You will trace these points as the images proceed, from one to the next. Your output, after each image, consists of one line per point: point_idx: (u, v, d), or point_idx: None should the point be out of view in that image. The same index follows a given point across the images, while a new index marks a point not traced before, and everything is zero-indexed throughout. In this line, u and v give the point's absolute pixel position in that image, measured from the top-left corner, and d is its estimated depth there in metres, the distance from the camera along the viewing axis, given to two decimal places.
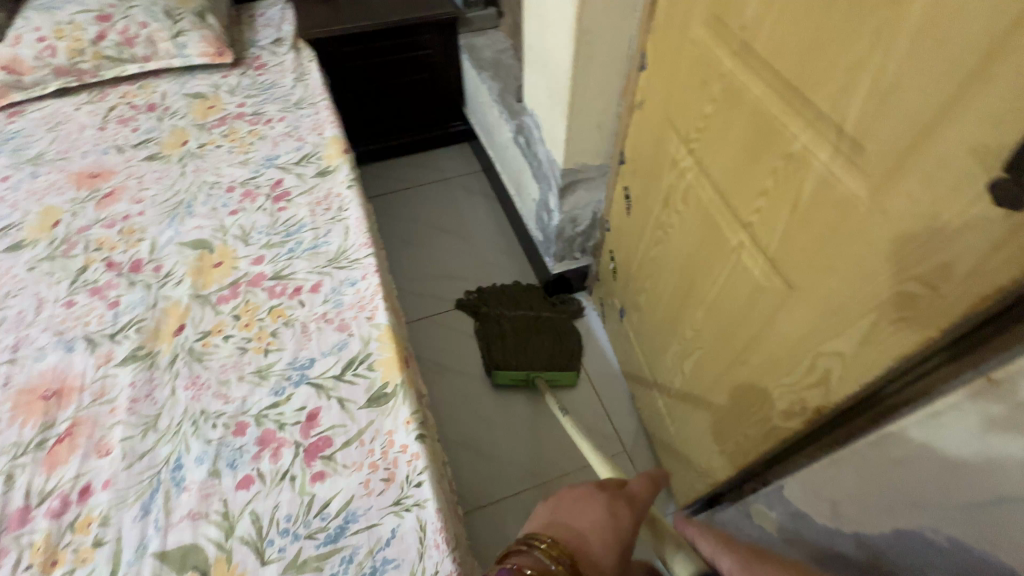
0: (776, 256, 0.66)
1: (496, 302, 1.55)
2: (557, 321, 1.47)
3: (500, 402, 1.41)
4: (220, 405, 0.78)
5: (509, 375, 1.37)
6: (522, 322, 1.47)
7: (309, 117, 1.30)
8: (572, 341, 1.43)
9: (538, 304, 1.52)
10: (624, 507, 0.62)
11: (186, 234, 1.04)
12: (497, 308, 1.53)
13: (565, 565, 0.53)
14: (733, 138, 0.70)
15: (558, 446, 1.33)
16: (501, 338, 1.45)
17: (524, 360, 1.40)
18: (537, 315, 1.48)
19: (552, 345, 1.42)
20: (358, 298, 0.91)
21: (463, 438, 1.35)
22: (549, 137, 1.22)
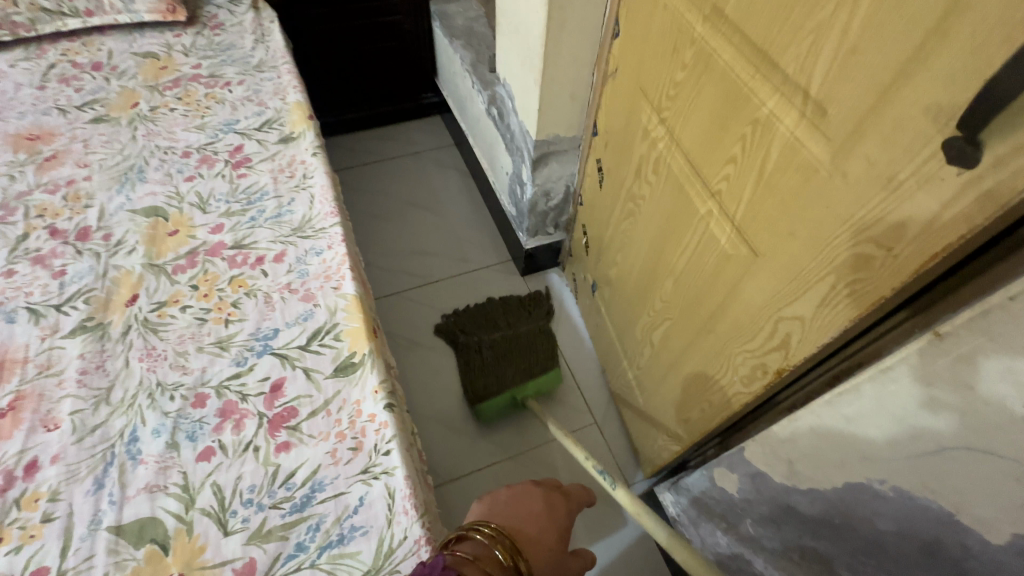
0: (742, 224, 0.67)
1: (472, 326, 1.43)
2: (537, 332, 1.40)
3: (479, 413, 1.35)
4: (178, 376, 0.75)
5: (496, 405, 1.28)
6: (501, 340, 1.38)
7: (270, 81, 1.23)
8: (553, 346, 1.38)
9: (514, 319, 1.44)
10: (558, 497, 0.73)
11: (139, 201, 0.98)
12: (474, 333, 1.41)
13: (504, 544, 0.59)
14: (702, 105, 0.70)
15: (530, 420, 1.35)
16: (482, 364, 1.33)
17: (506, 381, 1.30)
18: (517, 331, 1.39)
19: (534, 355, 1.34)
20: (324, 267, 0.88)
21: (439, 416, 1.35)
22: (522, 108, 1.19)
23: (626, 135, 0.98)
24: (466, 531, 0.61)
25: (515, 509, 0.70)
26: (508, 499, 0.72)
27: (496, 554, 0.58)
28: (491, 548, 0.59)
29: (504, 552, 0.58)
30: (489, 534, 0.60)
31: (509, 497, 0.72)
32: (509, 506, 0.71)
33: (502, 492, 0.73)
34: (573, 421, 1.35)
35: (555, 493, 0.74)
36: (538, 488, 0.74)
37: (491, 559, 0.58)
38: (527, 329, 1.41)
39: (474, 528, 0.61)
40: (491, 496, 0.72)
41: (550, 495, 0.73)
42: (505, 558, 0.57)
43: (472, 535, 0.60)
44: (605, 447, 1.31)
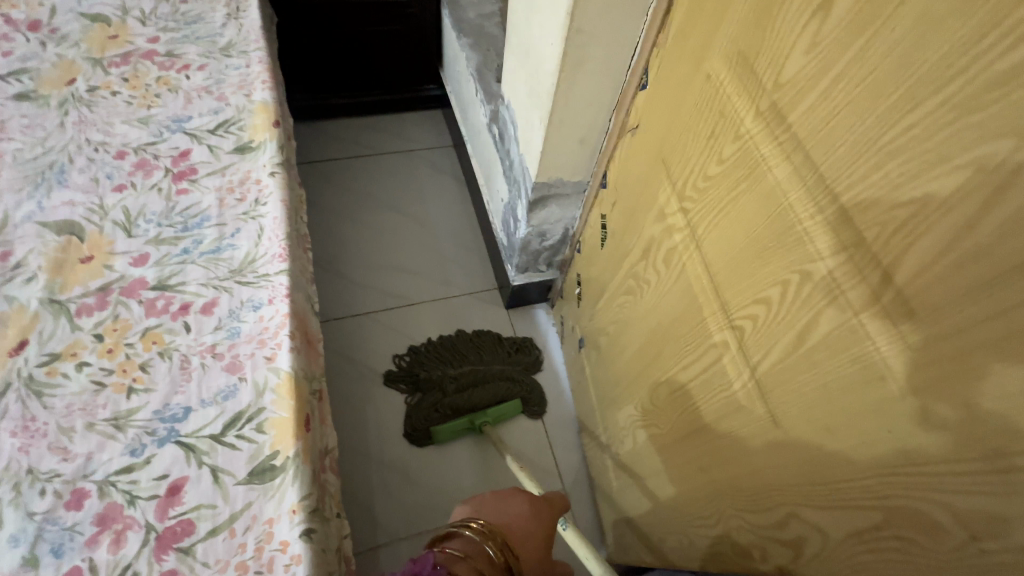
0: (764, 380, 0.54)
1: (436, 361, 1.34)
2: (500, 357, 1.36)
3: (438, 463, 1.24)
4: (55, 463, 0.62)
5: (450, 428, 1.23)
6: (467, 378, 1.30)
7: (237, 70, 1.05)
8: (520, 386, 1.31)
9: (483, 357, 1.35)
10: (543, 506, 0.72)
11: (52, 212, 0.82)
12: (437, 368, 1.33)
13: (497, 540, 0.61)
14: (737, 219, 0.56)
15: (492, 474, 1.24)
16: (443, 391, 1.29)
17: (467, 417, 1.24)
18: (485, 370, 1.33)
19: (499, 389, 1.29)
20: (259, 329, 0.74)
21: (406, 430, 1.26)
22: (524, 140, 1.03)
23: (639, 203, 0.83)
24: (457, 529, 0.63)
25: (502, 509, 0.70)
26: (497, 500, 0.71)
27: (487, 550, 0.60)
28: (482, 544, 0.61)
29: (496, 549, 0.60)
30: (480, 530, 0.62)
31: (498, 499, 0.71)
32: (498, 504, 0.70)
33: (489, 495, 0.72)
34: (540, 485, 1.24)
35: (541, 498, 0.73)
36: (525, 492, 0.73)
37: (483, 556, 0.60)
38: (491, 355, 1.36)
39: (464, 525, 0.63)
40: (479, 499, 0.72)
41: (535, 502, 0.71)
42: (495, 555, 0.60)
43: (462, 532, 0.62)
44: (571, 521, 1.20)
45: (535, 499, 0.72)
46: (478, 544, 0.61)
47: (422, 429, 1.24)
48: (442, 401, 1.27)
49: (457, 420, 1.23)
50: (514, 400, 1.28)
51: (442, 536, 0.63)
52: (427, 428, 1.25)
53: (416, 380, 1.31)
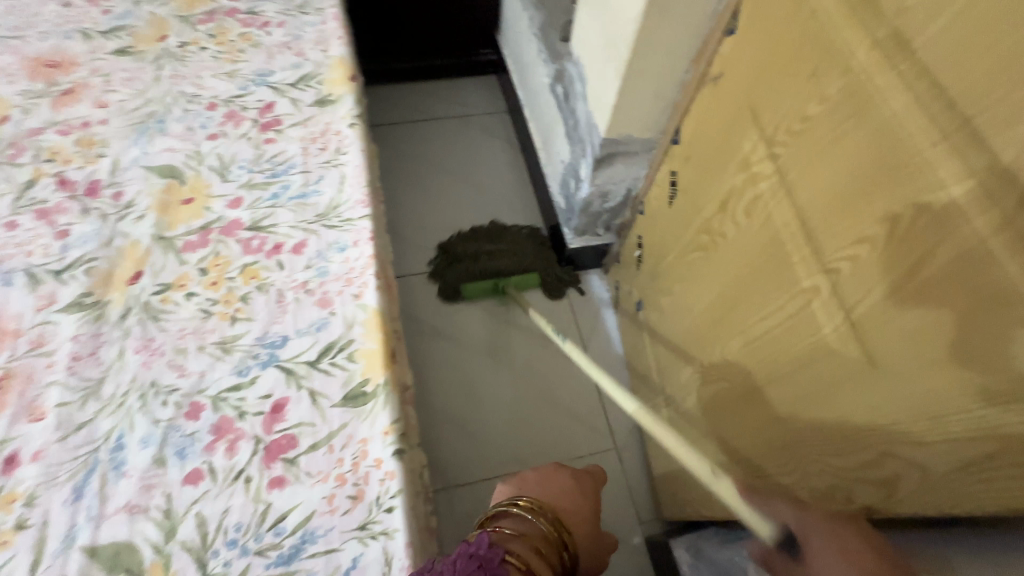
0: (861, 322, 0.53)
1: (472, 236, 1.50)
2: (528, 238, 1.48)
3: (492, 414, 1.29)
4: (174, 378, 0.68)
5: (478, 288, 1.39)
6: (497, 251, 1.45)
7: (314, 26, 1.08)
8: (545, 260, 1.43)
9: (514, 236, 1.49)
10: (587, 478, 0.71)
11: (155, 157, 0.89)
12: (473, 242, 1.49)
13: (548, 517, 0.61)
14: (839, 158, 0.55)
15: (542, 428, 1.28)
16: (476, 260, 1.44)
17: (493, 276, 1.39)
18: (516, 246, 1.46)
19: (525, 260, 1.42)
20: (346, 269, 0.78)
21: (453, 385, 1.31)
22: (593, 95, 1.02)
23: (718, 156, 0.82)
24: (505, 508, 0.63)
25: (546, 486, 0.69)
26: (542, 477, 0.70)
27: (540, 527, 0.60)
28: (535, 521, 0.61)
29: (548, 525, 0.60)
30: (529, 507, 0.62)
31: (542, 474, 0.70)
32: (543, 481, 0.69)
33: (530, 473, 0.71)
34: (590, 443, 1.26)
35: (585, 471, 0.72)
36: (567, 466, 0.72)
37: (536, 533, 0.60)
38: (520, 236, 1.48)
39: (512, 504, 0.63)
40: (520, 477, 0.71)
41: (579, 474, 0.71)
42: (548, 531, 0.60)
43: (512, 510, 0.62)
44: (623, 478, 1.23)
45: (578, 472, 0.72)
46: (531, 523, 0.61)
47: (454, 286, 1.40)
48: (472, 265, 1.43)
49: (484, 280, 1.38)
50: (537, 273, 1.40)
51: (491, 517, 0.63)
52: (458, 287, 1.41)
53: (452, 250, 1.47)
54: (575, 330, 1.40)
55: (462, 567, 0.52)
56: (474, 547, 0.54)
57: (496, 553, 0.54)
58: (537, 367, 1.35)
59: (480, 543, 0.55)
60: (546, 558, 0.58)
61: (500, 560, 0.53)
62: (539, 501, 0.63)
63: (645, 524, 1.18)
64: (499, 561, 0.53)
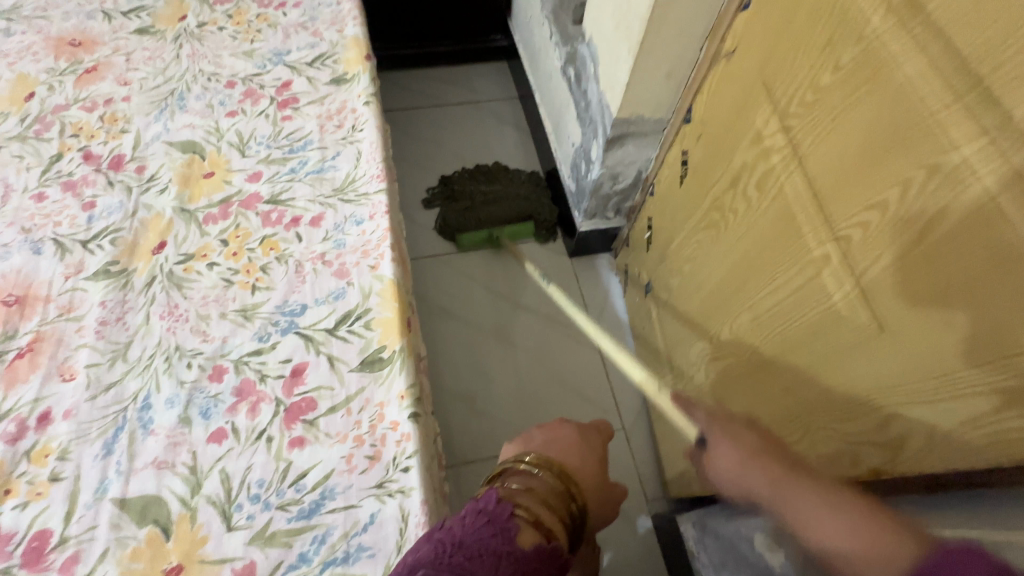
0: (871, 288, 0.54)
1: (469, 179, 1.55)
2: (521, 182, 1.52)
3: (501, 393, 1.30)
4: (197, 343, 0.70)
5: (473, 237, 1.46)
6: (492, 193, 1.50)
7: (329, 7, 1.10)
8: (537, 205, 1.48)
9: (510, 179, 1.53)
10: (592, 433, 0.72)
11: (176, 133, 0.91)
12: (470, 184, 1.54)
13: (554, 470, 0.60)
14: (852, 127, 0.55)
15: (549, 406, 1.29)
16: (470, 200, 1.50)
17: (487, 224, 1.46)
18: (509, 189, 1.50)
19: (518, 207, 1.47)
20: (362, 241, 0.80)
21: (463, 363, 1.33)
22: (606, 75, 1.03)
23: (730, 133, 0.82)
24: (511, 465, 0.61)
25: (552, 444, 0.69)
26: (546, 436, 0.70)
27: (547, 480, 0.59)
28: (541, 476, 0.60)
29: (555, 479, 0.59)
30: (534, 462, 0.61)
31: (545, 433, 0.70)
32: (548, 440, 0.69)
33: (535, 433, 0.71)
34: None
35: (591, 427, 0.73)
36: (570, 423, 0.72)
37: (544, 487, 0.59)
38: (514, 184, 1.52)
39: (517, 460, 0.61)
40: (526, 438, 0.70)
41: (583, 429, 0.72)
42: (555, 484, 0.59)
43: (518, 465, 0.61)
44: (630, 458, 1.25)
45: (584, 428, 0.73)
46: (537, 478, 0.60)
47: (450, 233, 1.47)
48: (467, 205, 1.49)
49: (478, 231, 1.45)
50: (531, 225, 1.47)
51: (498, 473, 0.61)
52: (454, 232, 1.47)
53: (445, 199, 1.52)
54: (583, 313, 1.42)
55: (470, 522, 0.53)
56: (483, 503, 0.55)
57: (504, 507, 0.54)
58: (541, 347, 1.36)
59: (488, 499, 0.55)
60: (554, 512, 0.57)
61: (509, 514, 0.54)
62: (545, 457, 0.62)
63: (651, 503, 1.20)
64: (507, 516, 0.53)
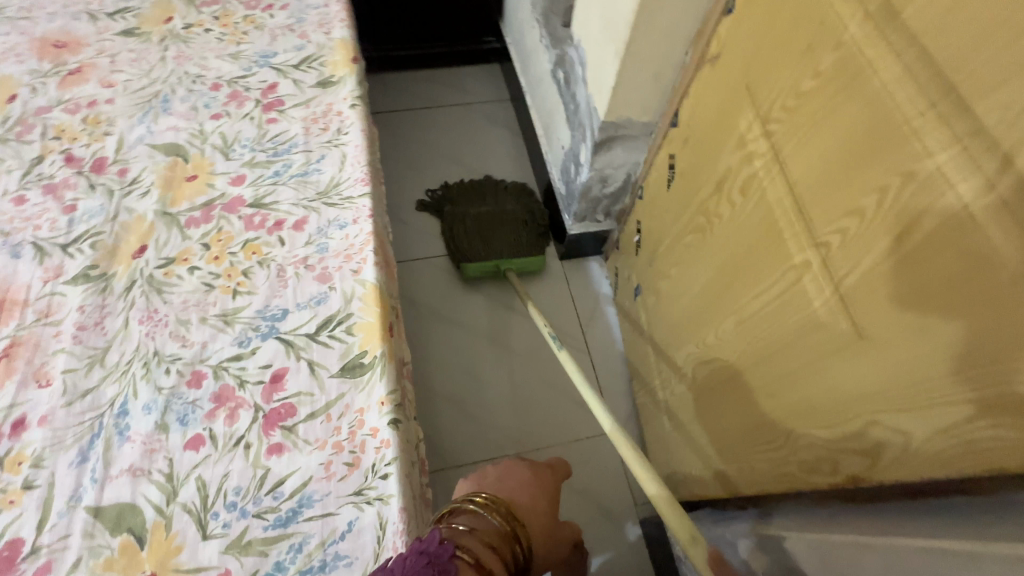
0: (850, 294, 0.54)
1: (463, 199, 1.52)
2: (518, 206, 1.49)
3: (491, 397, 1.30)
4: (177, 348, 0.69)
5: (479, 268, 1.38)
6: (488, 214, 1.47)
7: (316, 9, 1.09)
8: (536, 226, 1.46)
9: (502, 198, 1.52)
10: (545, 470, 0.75)
11: (160, 135, 0.90)
12: (464, 204, 1.50)
13: (501, 511, 0.63)
14: (832, 133, 0.55)
15: (539, 410, 1.29)
16: (467, 221, 1.46)
17: (492, 252, 1.41)
18: (504, 208, 1.48)
19: (518, 231, 1.44)
20: (346, 245, 0.79)
21: (453, 367, 1.33)
22: (593, 78, 1.03)
23: (715, 137, 0.82)
24: (460, 505, 0.64)
25: (505, 482, 0.72)
26: (500, 474, 0.73)
27: (493, 521, 0.61)
28: (488, 516, 0.62)
29: (501, 520, 0.62)
30: (484, 501, 0.63)
31: (499, 471, 0.74)
32: (501, 479, 0.72)
33: (490, 471, 0.74)
34: (588, 427, 1.28)
35: (545, 465, 0.76)
36: (525, 461, 0.76)
37: (490, 527, 0.61)
38: (517, 213, 1.47)
39: (468, 500, 0.63)
40: (480, 476, 0.73)
41: (537, 467, 0.75)
42: (501, 525, 0.61)
43: (467, 506, 0.63)
44: (619, 462, 1.24)
45: (538, 466, 0.76)
46: (484, 518, 0.62)
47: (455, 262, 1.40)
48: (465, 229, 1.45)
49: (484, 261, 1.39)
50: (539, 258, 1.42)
51: (448, 512, 0.63)
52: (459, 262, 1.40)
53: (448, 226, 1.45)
54: (574, 317, 1.42)
55: (411, 563, 0.54)
56: (426, 544, 0.56)
57: (445, 549, 0.55)
58: (532, 349, 1.36)
59: (431, 541, 0.56)
60: (498, 554, 0.59)
61: (450, 555, 0.54)
62: (494, 497, 0.64)
63: (639, 507, 1.20)
64: (449, 557, 0.54)
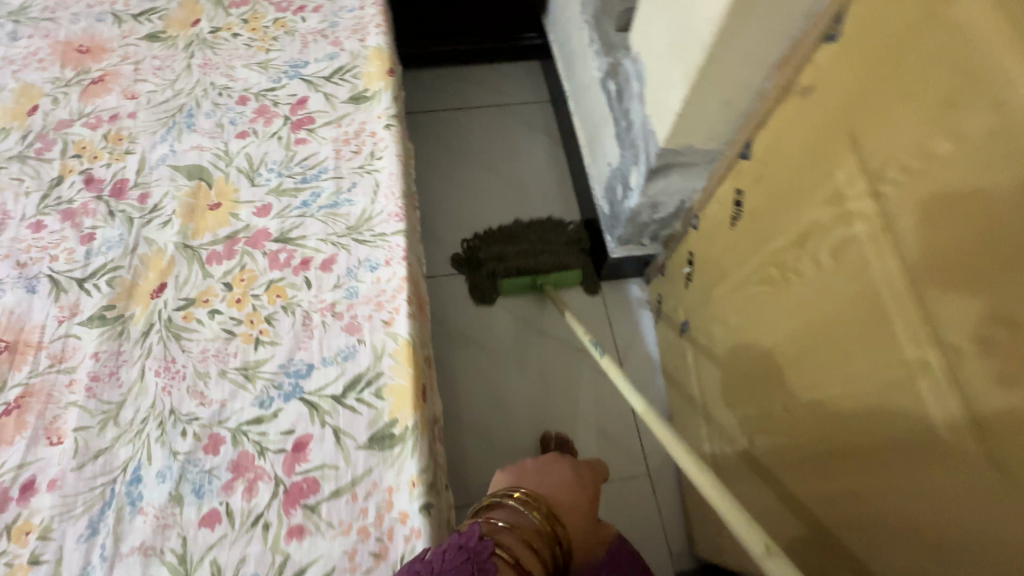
0: (993, 421, 0.45)
1: (495, 237, 1.40)
2: (558, 238, 1.37)
3: (520, 429, 1.23)
4: (194, 406, 0.64)
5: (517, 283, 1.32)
6: (525, 248, 1.36)
7: (351, 13, 1.00)
8: (578, 247, 1.36)
9: (539, 227, 1.40)
10: (586, 468, 0.66)
11: (183, 156, 0.84)
12: (497, 242, 1.39)
13: (543, 511, 0.57)
14: (979, 218, 0.45)
15: (567, 413, 1.25)
16: (504, 260, 1.35)
17: (530, 266, 1.33)
18: (542, 239, 1.37)
19: (560, 252, 1.34)
20: (377, 291, 0.72)
21: (482, 395, 1.27)
22: (653, 100, 0.92)
23: (799, 181, 0.71)
24: (500, 499, 0.59)
25: (545, 475, 0.64)
26: (538, 467, 0.65)
27: (532, 520, 0.56)
28: (528, 515, 0.57)
29: (542, 518, 0.57)
30: (524, 498, 0.58)
31: (540, 465, 0.65)
32: (541, 471, 0.64)
33: (530, 464, 0.66)
34: (623, 469, 1.20)
35: (585, 463, 0.67)
36: (566, 456, 0.67)
37: (530, 527, 0.56)
38: (544, 229, 1.39)
39: (508, 495, 0.59)
40: (519, 466, 0.66)
41: (579, 467, 0.66)
42: (541, 525, 0.56)
43: (506, 502, 0.58)
44: (655, 509, 1.17)
45: (579, 464, 0.67)
46: (524, 515, 0.57)
47: (488, 290, 1.35)
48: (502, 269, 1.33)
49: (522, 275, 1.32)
50: (575, 269, 1.33)
51: (487, 507, 0.59)
52: (493, 289, 1.35)
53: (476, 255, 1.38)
54: (611, 344, 1.33)
55: (450, 558, 0.51)
56: (465, 539, 0.53)
57: (486, 545, 0.52)
58: (564, 346, 1.32)
59: (471, 534, 0.53)
60: (537, 553, 0.55)
61: (489, 553, 0.51)
62: (535, 494, 0.59)
63: (675, 559, 1.12)
64: (487, 555, 0.51)
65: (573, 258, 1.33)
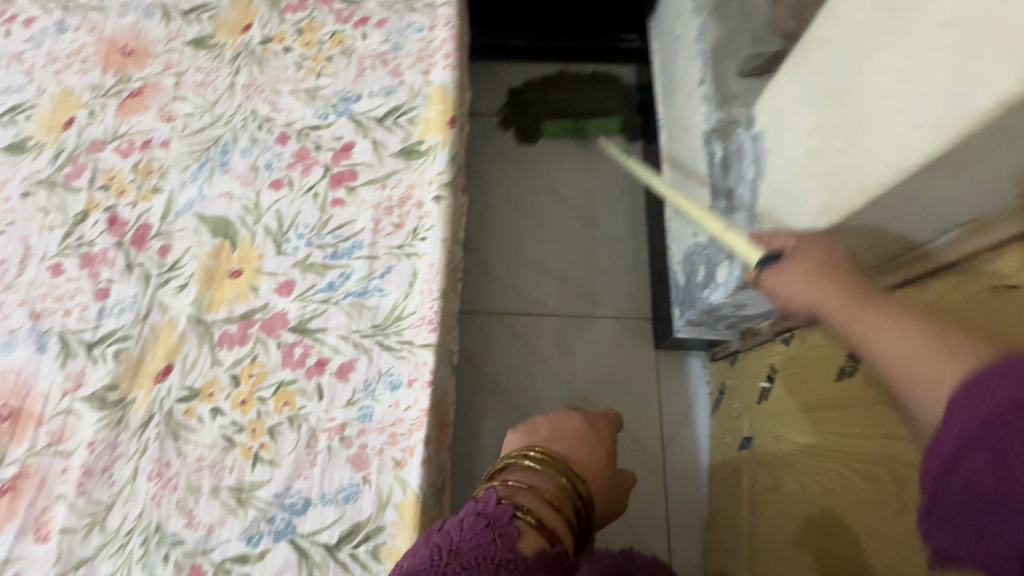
0: None
1: (542, 79, 1.44)
2: (604, 84, 1.41)
3: None
4: (181, 527, 0.59)
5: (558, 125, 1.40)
6: (570, 91, 1.41)
7: (418, 34, 0.85)
8: (624, 94, 1.40)
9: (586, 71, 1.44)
10: (601, 420, 0.58)
11: (211, 203, 0.75)
12: (543, 83, 1.44)
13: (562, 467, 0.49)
14: None
15: None
16: (547, 101, 1.42)
17: (573, 110, 1.39)
18: (587, 86, 1.41)
19: (604, 100, 1.39)
20: (393, 417, 0.63)
21: None
22: (770, 206, 0.72)
23: None
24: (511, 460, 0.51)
25: (557, 428, 0.56)
26: (549, 422, 0.57)
27: (553, 477, 0.49)
28: (547, 474, 0.49)
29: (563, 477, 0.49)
30: (539, 457, 0.50)
31: (549, 419, 0.57)
32: (552, 426, 0.56)
33: (540, 419, 0.58)
34: None
35: (597, 414, 0.59)
36: (576, 410, 0.59)
37: (549, 485, 0.48)
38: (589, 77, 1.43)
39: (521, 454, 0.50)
40: (527, 424, 0.58)
41: (591, 418, 0.58)
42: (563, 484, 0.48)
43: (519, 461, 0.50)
44: None
45: (591, 416, 0.59)
46: (542, 476, 0.49)
47: (531, 128, 1.42)
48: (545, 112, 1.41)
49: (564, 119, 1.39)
50: (616, 117, 1.39)
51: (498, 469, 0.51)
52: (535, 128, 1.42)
53: (521, 97, 1.43)
54: (656, 425, 1.19)
55: (469, 527, 0.44)
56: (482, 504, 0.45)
57: (505, 509, 0.45)
58: None
59: (488, 500, 0.46)
60: (561, 513, 0.47)
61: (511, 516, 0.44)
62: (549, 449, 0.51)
63: None
64: (510, 518, 0.44)
65: (615, 106, 1.39)
